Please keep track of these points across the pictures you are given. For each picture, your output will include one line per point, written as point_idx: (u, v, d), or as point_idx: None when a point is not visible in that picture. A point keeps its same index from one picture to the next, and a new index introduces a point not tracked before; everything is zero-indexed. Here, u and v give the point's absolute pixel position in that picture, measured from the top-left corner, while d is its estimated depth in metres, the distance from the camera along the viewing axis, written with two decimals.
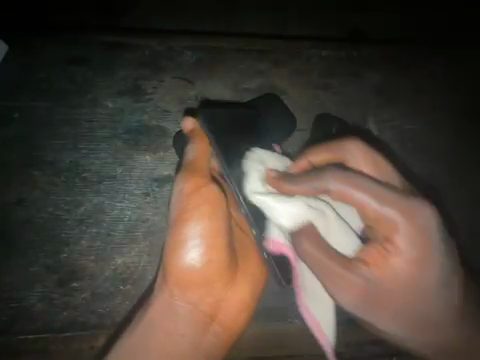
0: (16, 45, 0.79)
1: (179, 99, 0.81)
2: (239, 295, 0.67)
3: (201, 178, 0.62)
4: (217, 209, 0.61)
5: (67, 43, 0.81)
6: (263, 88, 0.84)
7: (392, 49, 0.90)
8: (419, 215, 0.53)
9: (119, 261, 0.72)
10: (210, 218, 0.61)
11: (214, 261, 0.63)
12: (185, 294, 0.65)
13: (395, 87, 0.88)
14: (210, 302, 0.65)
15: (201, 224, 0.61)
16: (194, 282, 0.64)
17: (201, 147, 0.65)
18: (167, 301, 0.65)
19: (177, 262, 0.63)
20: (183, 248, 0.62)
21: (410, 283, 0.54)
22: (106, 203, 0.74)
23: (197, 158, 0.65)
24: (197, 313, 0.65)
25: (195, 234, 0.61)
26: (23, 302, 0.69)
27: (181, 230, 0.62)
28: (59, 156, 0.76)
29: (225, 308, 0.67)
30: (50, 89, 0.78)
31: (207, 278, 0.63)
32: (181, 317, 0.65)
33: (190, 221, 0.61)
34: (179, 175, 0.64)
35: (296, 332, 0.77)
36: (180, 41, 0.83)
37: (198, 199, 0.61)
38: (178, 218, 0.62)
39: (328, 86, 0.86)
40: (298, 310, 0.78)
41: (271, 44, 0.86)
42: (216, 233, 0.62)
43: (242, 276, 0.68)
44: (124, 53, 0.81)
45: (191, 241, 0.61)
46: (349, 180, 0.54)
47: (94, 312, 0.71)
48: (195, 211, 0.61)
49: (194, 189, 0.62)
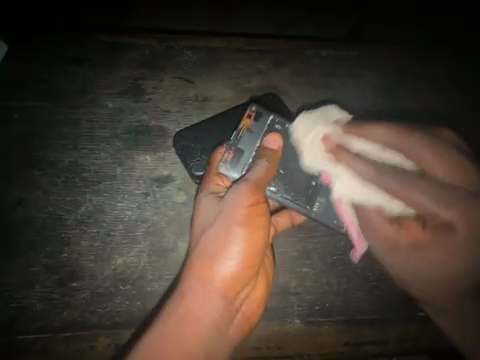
0: (16, 46, 0.80)
1: (179, 99, 0.80)
2: (259, 291, 0.64)
3: (260, 198, 0.60)
4: (263, 225, 0.60)
5: (68, 44, 0.81)
6: (263, 88, 0.83)
7: (391, 49, 0.90)
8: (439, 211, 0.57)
9: (119, 261, 0.72)
10: (256, 228, 0.59)
11: (248, 268, 0.59)
12: (220, 290, 0.58)
13: (396, 86, 0.88)
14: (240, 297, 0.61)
15: (245, 232, 0.58)
16: (227, 288, 0.58)
17: (271, 157, 0.65)
18: (203, 296, 0.57)
19: (215, 265, 0.58)
20: (223, 252, 0.58)
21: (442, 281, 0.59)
22: (106, 203, 0.74)
23: (262, 178, 0.61)
24: (228, 308, 0.59)
25: (238, 242, 0.58)
26: (23, 302, 0.69)
27: (227, 232, 0.58)
28: (60, 156, 0.75)
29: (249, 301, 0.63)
30: (51, 88, 0.78)
31: (241, 275, 0.59)
32: (215, 310, 0.58)
33: (237, 224, 0.58)
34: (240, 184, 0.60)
35: (297, 332, 0.73)
36: (180, 41, 0.83)
37: (255, 212, 0.59)
38: (225, 220, 0.59)
39: (328, 86, 0.85)
40: (299, 309, 0.73)
41: (271, 44, 0.86)
42: (257, 244, 0.59)
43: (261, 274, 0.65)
44: (124, 54, 0.82)
45: (233, 246, 0.58)
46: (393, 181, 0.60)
47: (94, 312, 0.69)
48: (243, 217, 0.59)
49: (253, 203, 0.59)
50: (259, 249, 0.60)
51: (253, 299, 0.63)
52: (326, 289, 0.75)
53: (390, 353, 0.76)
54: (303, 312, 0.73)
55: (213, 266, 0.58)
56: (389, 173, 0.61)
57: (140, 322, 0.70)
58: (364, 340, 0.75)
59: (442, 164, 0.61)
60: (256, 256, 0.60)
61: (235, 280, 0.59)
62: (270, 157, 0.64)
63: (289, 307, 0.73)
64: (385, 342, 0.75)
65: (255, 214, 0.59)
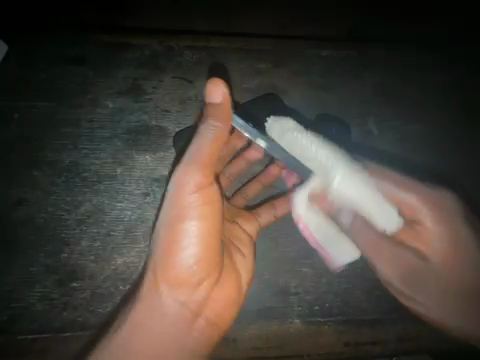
0: (16, 46, 0.80)
1: (179, 99, 0.80)
2: (226, 293, 0.64)
3: (208, 177, 0.59)
4: (216, 212, 0.60)
5: (68, 44, 0.81)
6: (262, 88, 0.84)
7: (393, 49, 0.90)
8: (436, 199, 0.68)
9: (119, 261, 0.72)
10: (211, 214, 0.59)
11: (211, 254, 0.60)
12: (175, 292, 0.60)
13: (397, 85, 0.89)
14: (199, 300, 0.61)
15: (198, 221, 0.59)
16: (188, 282, 0.60)
17: (219, 132, 0.58)
18: (155, 297, 0.61)
19: (171, 258, 0.59)
20: (177, 246, 0.59)
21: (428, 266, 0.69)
22: (106, 203, 0.74)
23: (209, 153, 0.58)
24: (186, 312, 0.61)
25: (192, 234, 0.59)
26: (23, 302, 0.69)
27: (179, 222, 0.59)
28: (59, 156, 0.75)
29: (212, 304, 0.63)
30: (50, 88, 0.78)
31: (199, 277, 0.60)
32: (170, 315, 0.60)
33: (189, 216, 0.59)
34: (182, 166, 0.58)
35: (296, 332, 0.73)
36: (179, 41, 0.83)
37: (202, 199, 0.59)
38: (176, 211, 0.59)
39: (329, 87, 0.86)
40: (299, 309, 0.73)
41: (271, 44, 0.86)
42: (212, 228, 0.59)
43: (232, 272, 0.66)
44: (124, 54, 0.81)
45: (189, 237, 0.59)
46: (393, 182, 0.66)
47: (94, 312, 0.70)
48: (195, 209, 0.59)
49: (201, 188, 0.58)
50: (215, 238, 0.60)
51: (219, 303, 0.63)
52: (326, 289, 0.75)
53: (390, 352, 0.76)
54: (303, 312, 0.74)
55: (168, 263, 0.59)
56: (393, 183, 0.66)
57: None
58: (363, 340, 0.75)
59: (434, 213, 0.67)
60: (216, 246, 0.60)
61: (194, 274, 0.60)
62: (217, 115, 0.59)
63: (289, 308, 0.73)
64: (385, 341, 0.75)
65: (207, 203, 0.59)
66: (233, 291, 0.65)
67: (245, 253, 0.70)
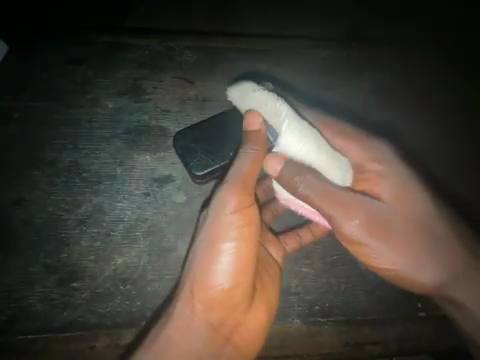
0: (16, 46, 0.80)
1: (179, 99, 0.80)
2: (258, 317, 0.62)
3: (249, 198, 0.56)
4: (255, 234, 0.57)
5: (68, 45, 0.81)
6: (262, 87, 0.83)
7: (391, 50, 0.91)
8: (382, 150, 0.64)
9: (119, 261, 0.71)
10: (251, 236, 0.57)
11: (243, 283, 0.57)
12: (209, 313, 0.58)
13: (397, 87, 0.87)
14: (230, 324, 0.60)
15: (237, 245, 0.56)
16: (223, 303, 0.57)
17: (255, 161, 0.57)
18: (187, 316, 0.58)
19: (206, 281, 0.56)
20: (213, 266, 0.56)
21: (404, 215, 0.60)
22: (106, 203, 0.74)
23: (249, 171, 0.57)
24: (216, 334, 0.59)
25: (228, 256, 0.56)
26: (23, 302, 0.68)
27: (218, 241, 0.56)
28: (59, 156, 0.75)
29: (243, 332, 0.61)
30: (50, 88, 0.78)
31: (232, 301, 0.58)
32: (200, 334, 0.58)
33: (227, 237, 0.56)
34: (225, 187, 0.56)
35: (296, 332, 0.73)
36: (179, 41, 0.84)
37: (245, 219, 0.56)
38: (213, 234, 0.56)
39: (328, 86, 0.85)
40: (299, 309, 0.73)
41: (270, 44, 0.86)
42: (248, 253, 0.56)
43: (260, 297, 0.63)
44: (124, 54, 0.82)
45: (225, 258, 0.56)
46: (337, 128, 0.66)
47: (94, 312, 0.69)
48: (234, 229, 0.56)
49: (242, 207, 0.56)
50: (252, 267, 0.57)
51: (251, 329, 0.61)
52: (326, 289, 0.75)
53: (391, 353, 0.75)
54: (303, 312, 0.73)
55: (204, 282, 0.56)
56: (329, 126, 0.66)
57: (141, 322, 0.69)
58: (363, 340, 0.75)
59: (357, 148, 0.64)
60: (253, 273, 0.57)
61: (227, 296, 0.57)
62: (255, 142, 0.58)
63: (289, 307, 0.73)
64: (385, 341, 0.75)
65: (244, 226, 0.56)
66: (264, 315, 0.63)
67: (271, 276, 0.68)
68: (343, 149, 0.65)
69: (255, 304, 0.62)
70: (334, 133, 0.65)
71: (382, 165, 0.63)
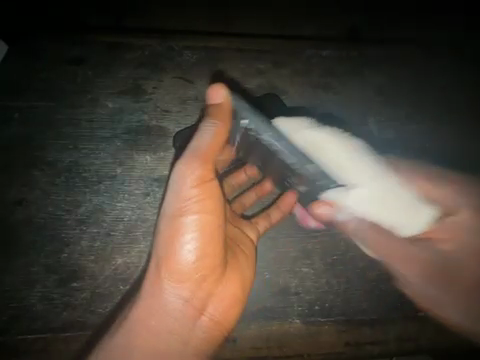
0: (17, 46, 0.80)
1: (179, 99, 0.80)
2: (230, 290, 0.64)
3: (210, 172, 0.60)
4: (216, 206, 0.61)
5: (68, 44, 0.82)
6: (263, 87, 0.83)
7: (391, 49, 0.90)
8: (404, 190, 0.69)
9: (119, 261, 0.72)
10: (212, 208, 0.60)
11: (209, 249, 0.60)
12: (179, 286, 0.61)
13: (397, 88, 0.87)
14: (201, 296, 0.62)
15: (198, 217, 0.60)
16: (192, 273, 0.60)
17: (218, 131, 0.60)
18: (157, 290, 0.61)
19: (171, 257, 0.60)
20: (177, 240, 0.60)
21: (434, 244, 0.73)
22: (106, 203, 0.74)
23: (210, 147, 0.60)
24: (189, 306, 0.62)
25: (191, 227, 0.60)
26: (23, 303, 0.69)
27: (179, 215, 0.60)
28: (59, 156, 0.75)
29: (217, 300, 0.63)
30: (50, 88, 0.79)
31: (200, 271, 0.60)
32: (174, 308, 0.61)
33: (189, 211, 0.59)
34: (180, 164, 0.59)
35: (296, 332, 0.73)
36: (180, 41, 0.84)
37: (205, 193, 0.60)
38: (172, 214, 0.60)
39: (328, 86, 0.85)
40: (299, 309, 0.73)
41: (271, 44, 0.86)
42: (210, 223, 0.60)
43: (231, 269, 0.65)
44: (124, 54, 0.82)
45: (189, 232, 0.60)
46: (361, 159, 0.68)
47: (94, 312, 0.69)
48: (194, 204, 0.59)
49: (203, 180, 0.59)
50: (216, 233, 0.61)
51: (223, 299, 0.64)
52: (326, 289, 0.75)
53: (391, 353, 0.75)
54: (303, 312, 0.73)
55: (170, 256, 0.60)
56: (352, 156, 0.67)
57: None
58: (363, 340, 0.75)
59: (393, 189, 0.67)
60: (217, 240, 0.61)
61: (197, 266, 0.60)
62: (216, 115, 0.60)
63: (289, 307, 0.73)
64: (384, 341, 0.75)
65: (205, 199, 0.60)
66: (239, 286, 0.65)
67: (244, 251, 0.70)
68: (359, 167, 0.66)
69: (227, 270, 0.65)
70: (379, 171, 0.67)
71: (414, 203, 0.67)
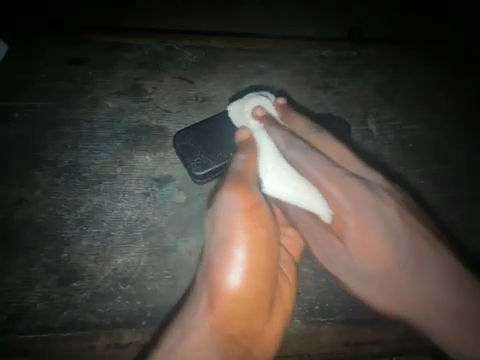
0: (17, 46, 0.80)
1: (179, 99, 0.80)
2: (273, 327, 0.60)
3: (254, 199, 0.56)
4: (261, 233, 0.55)
5: (68, 44, 0.81)
6: (262, 87, 0.83)
7: (392, 48, 0.90)
8: (346, 187, 0.62)
9: (119, 261, 0.72)
10: (259, 236, 0.55)
11: (259, 282, 0.55)
12: (217, 324, 0.56)
13: (397, 89, 0.88)
14: (249, 334, 0.58)
15: (248, 247, 0.55)
16: (237, 311, 0.55)
17: (251, 163, 0.62)
18: (200, 328, 0.57)
19: (217, 292, 0.55)
20: (223, 273, 0.54)
21: (389, 267, 0.62)
22: (106, 203, 0.74)
23: (248, 169, 0.61)
24: (232, 347, 0.58)
25: (240, 262, 0.54)
26: (23, 302, 0.69)
27: (225, 248, 0.55)
28: (59, 156, 0.75)
29: (261, 344, 0.60)
30: (51, 89, 0.79)
31: (251, 305, 0.55)
32: (211, 345, 0.57)
33: (238, 241, 0.55)
34: (226, 188, 0.57)
35: (296, 332, 0.73)
36: (180, 41, 0.84)
37: (255, 220, 0.56)
38: (225, 248, 0.55)
39: (328, 86, 0.85)
40: (300, 309, 0.74)
41: (270, 44, 0.86)
42: (258, 256, 0.55)
43: (279, 307, 0.62)
44: (124, 54, 0.82)
45: (236, 265, 0.54)
46: (305, 161, 0.63)
47: (94, 312, 0.69)
48: (243, 233, 0.55)
49: (246, 207, 0.56)
50: (260, 268, 0.54)
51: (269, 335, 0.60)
52: (326, 289, 0.75)
53: (391, 353, 0.75)
54: (304, 312, 0.74)
55: (218, 292, 0.55)
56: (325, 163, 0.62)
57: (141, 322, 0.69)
58: (363, 340, 0.75)
59: (341, 191, 0.62)
60: (263, 278, 0.55)
61: (248, 301, 0.54)
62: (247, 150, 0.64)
63: None
64: (384, 341, 0.75)
65: (255, 228, 0.55)
66: (281, 324, 0.61)
67: (287, 276, 0.66)
68: (326, 189, 0.62)
69: (274, 310, 0.61)
70: (319, 168, 0.62)
71: (344, 200, 0.62)
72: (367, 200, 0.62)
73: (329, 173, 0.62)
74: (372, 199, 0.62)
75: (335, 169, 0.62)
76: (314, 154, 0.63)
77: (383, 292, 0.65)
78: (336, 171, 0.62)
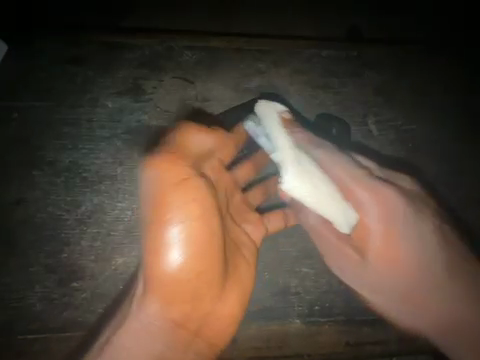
0: (16, 46, 0.80)
1: (179, 99, 0.81)
2: (229, 308, 0.65)
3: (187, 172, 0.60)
4: (208, 206, 0.60)
5: (67, 43, 0.81)
6: (262, 88, 0.84)
7: (394, 47, 0.90)
8: (388, 200, 0.76)
9: (119, 261, 0.72)
10: (199, 215, 0.59)
11: (197, 263, 0.59)
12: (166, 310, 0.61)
13: (397, 88, 0.88)
14: (194, 318, 0.62)
15: (186, 223, 0.58)
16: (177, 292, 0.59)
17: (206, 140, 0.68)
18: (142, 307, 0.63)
19: (159, 266, 0.59)
20: (164, 246, 0.58)
21: (409, 273, 0.76)
22: (106, 203, 0.74)
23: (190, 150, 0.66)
24: (179, 330, 0.62)
25: (178, 236, 0.58)
26: (23, 302, 0.69)
27: (157, 217, 0.58)
28: (59, 156, 0.75)
29: (211, 326, 0.64)
30: (50, 88, 0.78)
31: (189, 286, 0.59)
32: (154, 323, 0.62)
33: (172, 216, 0.58)
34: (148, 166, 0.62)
35: (296, 332, 0.74)
36: (179, 42, 0.83)
37: (187, 192, 0.58)
38: (154, 205, 0.59)
39: (328, 86, 0.85)
40: (299, 309, 0.74)
41: (271, 43, 0.86)
42: (198, 230, 0.58)
43: (234, 285, 0.65)
44: (124, 54, 0.81)
45: (174, 242, 0.58)
46: (353, 178, 0.74)
47: (94, 312, 0.70)
48: (178, 206, 0.58)
49: (177, 179, 0.59)
50: (202, 238, 0.59)
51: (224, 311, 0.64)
52: (326, 289, 0.75)
53: (391, 353, 0.77)
54: (303, 312, 0.74)
55: (156, 272, 0.59)
56: (351, 172, 0.74)
57: None
58: (363, 340, 0.76)
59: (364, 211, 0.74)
60: (208, 251, 0.59)
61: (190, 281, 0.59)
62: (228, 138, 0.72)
63: (289, 307, 0.74)
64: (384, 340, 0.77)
65: (191, 201, 0.58)
66: (236, 307, 0.66)
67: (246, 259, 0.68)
68: (350, 193, 0.73)
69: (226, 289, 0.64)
70: (356, 184, 0.74)
71: (367, 217, 0.74)
72: (389, 204, 0.76)
73: (374, 194, 0.74)
74: (394, 210, 0.76)
75: (377, 184, 0.75)
76: (351, 166, 0.74)
77: (409, 309, 0.77)
78: (360, 185, 0.74)
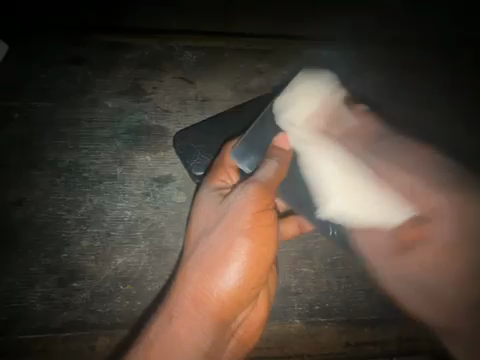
0: (17, 46, 0.80)
1: (179, 99, 0.80)
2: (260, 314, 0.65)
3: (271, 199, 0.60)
4: (267, 230, 0.60)
5: (68, 45, 0.82)
6: (263, 88, 0.83)
7: (392, 49, 0.90)
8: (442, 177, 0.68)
9: (119, 261, 0.71)
10: (266, 234, 0.59)
11: (249, 282, 0.59)
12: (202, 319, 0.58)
13: (399, 87, 0.87)
14: (236, 322, 0.63)
15: (250, 244, 0.58)
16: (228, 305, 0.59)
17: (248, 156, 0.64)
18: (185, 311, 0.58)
19: (210, 284, 0.57)
20: (223, 263, 0.58)
21: None
22: (106, 203, 0.74)
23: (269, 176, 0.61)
24: (219, 338, 0.61)
25: (238, 256, 0.58)
26: (23, 302, 0.68)
27: (226, 237, 0.58)
28: (60, 156, 0.75)
29: (246, 329, 0.64)
30: (51, 89, 0.79)
31: (239, 299, 0.59)
32: (200, 331, 0.58)
33: (239, 237, 0.58)
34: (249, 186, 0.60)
35: (297, 332, 0.73)
36: (180, 41, 0.84)
37: (267, 216, 0.59)
38: (229, 232, 0.58)
39: None
40: (299, 309, 0.73)
41: (270, 44, 0.86)
42: (259, 250, 0.59)
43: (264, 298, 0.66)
44: (124, 54, 0.82)
45: (232, 264, 0.58)
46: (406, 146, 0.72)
47: (94, 312, 0.69)
48: (246, 229, 0.58)
49: (260, 209, 0.59)
50: (267, 257, 0.60)
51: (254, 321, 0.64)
52: (326, 289, 0.75)
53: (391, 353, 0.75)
54: (304, 312, 0.73)
55: (207, 285, 0.58)
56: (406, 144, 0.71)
57: (140, 323, 0.69)
58: (363, 341, 0.75)
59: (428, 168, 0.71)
60: (265, 266, 0.60)
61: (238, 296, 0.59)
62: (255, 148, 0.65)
63: (289, 307, 0.73)
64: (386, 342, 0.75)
65: (266, 226, 0.59)
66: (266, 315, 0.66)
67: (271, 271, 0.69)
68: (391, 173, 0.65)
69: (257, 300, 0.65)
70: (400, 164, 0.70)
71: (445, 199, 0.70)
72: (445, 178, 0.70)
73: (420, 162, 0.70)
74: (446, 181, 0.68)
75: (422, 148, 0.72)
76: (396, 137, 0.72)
77: None
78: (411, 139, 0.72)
